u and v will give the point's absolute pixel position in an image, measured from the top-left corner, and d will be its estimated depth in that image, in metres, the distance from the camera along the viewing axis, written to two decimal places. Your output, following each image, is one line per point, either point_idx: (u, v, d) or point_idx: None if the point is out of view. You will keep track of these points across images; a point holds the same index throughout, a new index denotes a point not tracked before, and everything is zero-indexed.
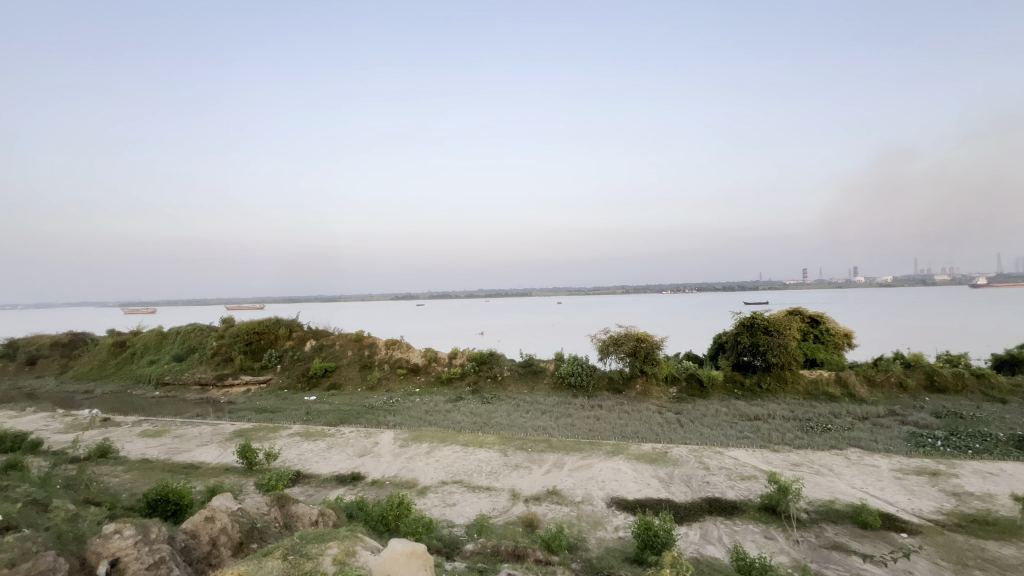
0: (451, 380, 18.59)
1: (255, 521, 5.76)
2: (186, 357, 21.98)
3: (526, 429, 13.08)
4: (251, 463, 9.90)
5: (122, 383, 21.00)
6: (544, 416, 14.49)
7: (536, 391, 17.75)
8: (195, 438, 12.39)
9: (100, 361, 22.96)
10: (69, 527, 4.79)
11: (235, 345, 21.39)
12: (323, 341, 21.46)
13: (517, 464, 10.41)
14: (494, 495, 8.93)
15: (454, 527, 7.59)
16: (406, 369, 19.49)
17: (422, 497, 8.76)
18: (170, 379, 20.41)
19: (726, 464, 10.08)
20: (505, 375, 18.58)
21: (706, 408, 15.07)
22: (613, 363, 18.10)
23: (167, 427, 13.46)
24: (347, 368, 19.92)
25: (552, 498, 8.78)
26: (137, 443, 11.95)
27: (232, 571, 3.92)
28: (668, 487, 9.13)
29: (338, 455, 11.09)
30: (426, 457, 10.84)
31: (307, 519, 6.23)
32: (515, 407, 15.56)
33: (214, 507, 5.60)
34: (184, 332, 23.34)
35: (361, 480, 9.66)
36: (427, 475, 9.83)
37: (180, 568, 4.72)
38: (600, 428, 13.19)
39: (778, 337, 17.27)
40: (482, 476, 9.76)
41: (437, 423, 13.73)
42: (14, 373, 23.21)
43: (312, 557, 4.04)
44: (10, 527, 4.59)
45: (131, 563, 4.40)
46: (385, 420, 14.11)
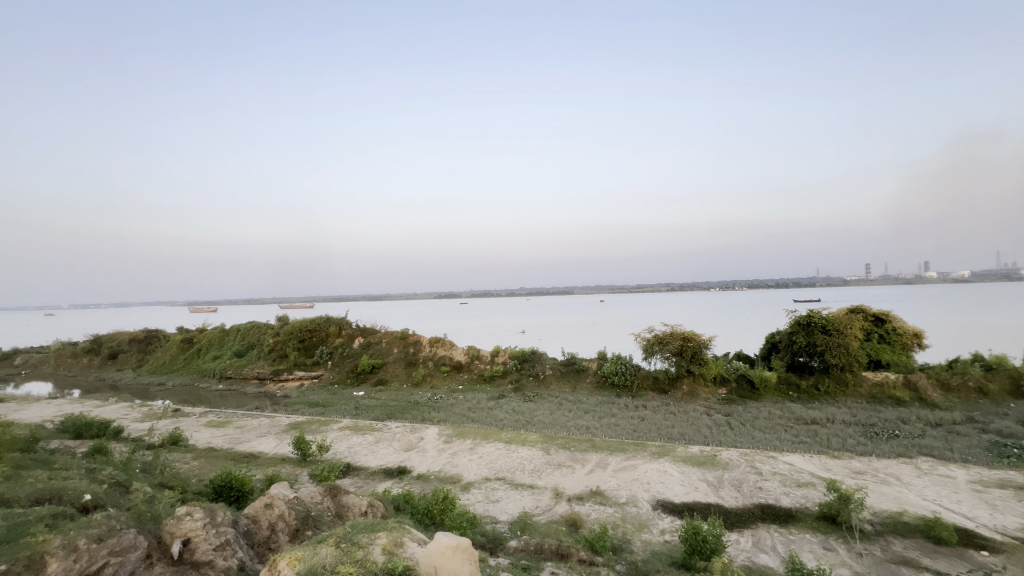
0: (493, 377, 18.76)
1: (309, 510, 6.06)
2: (246, 353, 23.35)
3: (568, 428, 13.00)
4: (305, 454, 10.40)
5: (190, 377, 22.62)
6: (587, 415, 14.35)
7: (578, 389, 17.61)
8: (254, 430, 13.17)
9: (171, 356, 24.81)
10: (147, 508, 5.22)
11: (290, 341, 22.54)
12: (370, 339, 22.20)
13: (559, 463, 10.37)
14: (538, 493, 8.93)
15: (497, 523, 7.67)
16: (450, 366, 19.82)
17: (465, 493, 8.91)
18: (232, 373, 21.79)
19: (781, 470, 9.60)
20: (547, 374, 18.55)
21: (758, 410, 14.42)
22: (658, 363, 17.66)
23: (230, 419, 14.38)
24: (393, 365, 20.54)
25: (595, 498, 8.70)
26: (204, 433, 12.84)
27: (289, 556, 4.13)
28: (718, 491, 8.81)
29: (385, 449, 11.46)
30: (469, 453, 11.02)
31: (357, 509, 6.47)
32: (557, 406, 15.50)
33: (273, 495, 5.92)
34: (243, 329, 24.80)
35: (407, 474, 9.93)
36: (471, 471, 9.99)
37: (242, 551, 5.04)
38: (645, 429, 12.90)
39: (838, 337, 16.26)
40: (525, 474, 9.79)
41: (480, 420, 13.90)
42: (98, 366, 25.48)
43: (362, 546, 4.17)
44: (97, 505, 5.05)
45: (200, 543, 4.75)
46: (430, 416, 14.44)
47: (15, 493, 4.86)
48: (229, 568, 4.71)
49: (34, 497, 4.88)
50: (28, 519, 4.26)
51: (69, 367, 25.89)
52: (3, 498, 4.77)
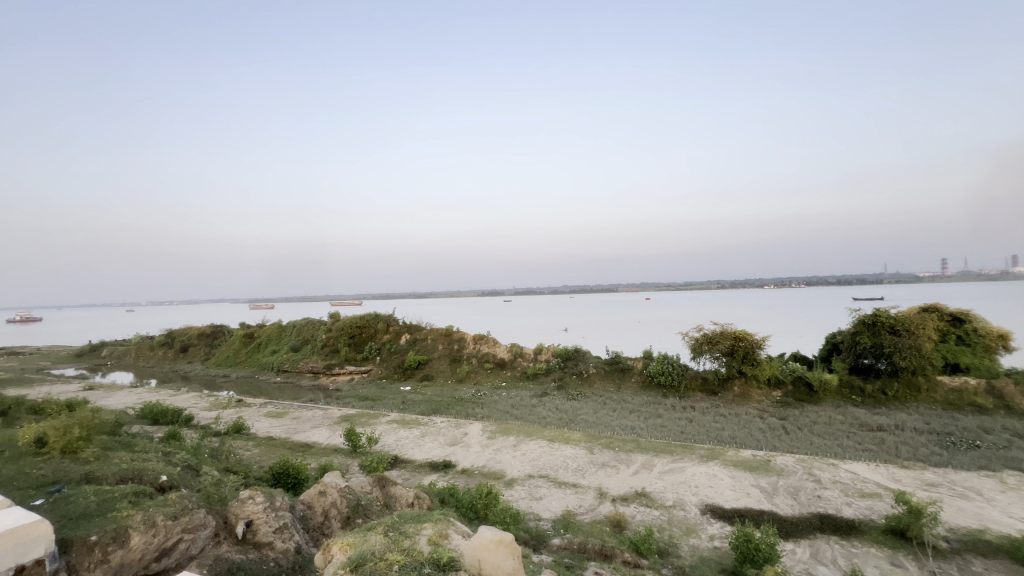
0: (536, 375, 18.79)
1: (360, 499, 6.33)
2: (301, 348, 24.60)
3: (612, 427, 12.82)
4: (356, 445, 10.85)
5: (251, 369, 24.12)
6: (631, 415, 14.09)
7: (623, 389, 17.31)
8: (309, 421, 13.87)
9: (234, 350, 26.53)
10: (215, 490, 5.63)
11: (342, 337, 23.53)
12: (417, 335, 22.80)
13: (604, 462, 10.24)
14: (581, 492, 8.87)
15: (540, 520, 7.69)
16: (493, 363, 20.01)
17: (509, 489, 8.98)
18: (289, 367, 23.04)
19: (842, 478, 9.02)
20: (591, 373, 18.35)
21: (816, 415, 13.63)
22: (707, 363, 17.06)
23: (287, 410, 15.22)
24: (438, 361, 21.00)
25: (640, 500, 8.53)
26: (264, 423, 13.66)
27: (341, 542, 4.33)
28: (771, 498, 8.41)
29: (431, 443, 11.75)
30: (513, 450, 11.09)
31: (404, 501, 6.69)
32: (601, 405, 15.31)
33: (326, 483, 6.22)
34: (299, 325, 26.13)
35: (452, 468, 10.14)
36: (514, 467, 10.06)
37: (299, 534, 5.34)
38: (693, 431, 12.50)
39: (908, 338, 15.06)
40: (568, 473, 9.74)
41: (523, 417, 13.96)
42: (171, 358, 27.63)
43: (408, 536, 4.29)
44: (172, 485, 5.50)
45: (262, 525, 5.07)
46: (473, 412, 14.65)
47: (104, 472, 5.38)
48: (288, 550, 4.99)
49: (119, 475, 5.38)
50: (115, 495, 4.70)
51: (147, 358, 28.25)
52: (94, 476, 5.29)
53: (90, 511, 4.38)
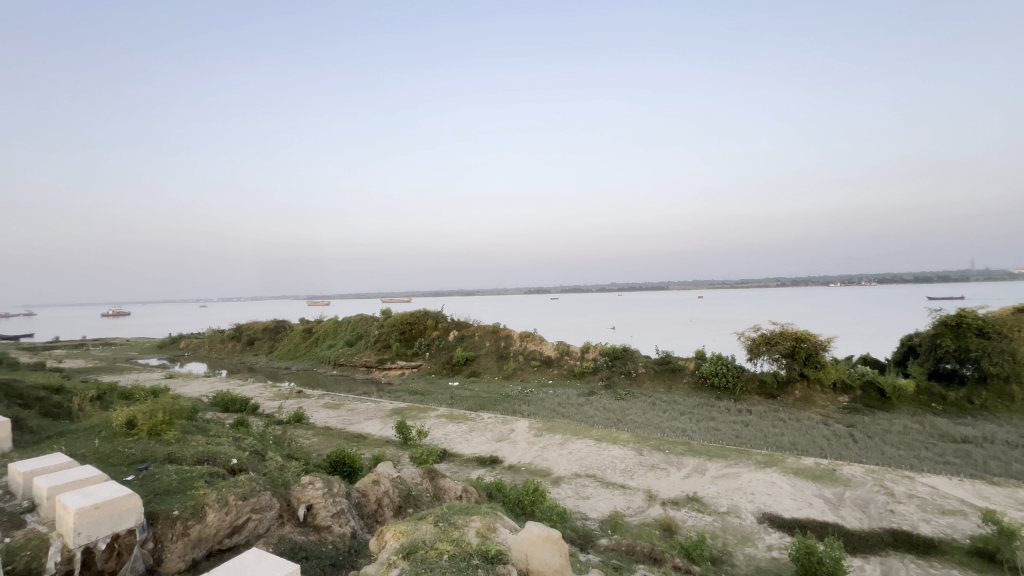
0: (583, 374, 18.60)
1: (411, 489, 6.54)
2: (356, 343, 25.67)
3: (662, 429, 12.46)
4: (407, 438, 11.20)
5: (310, 362, 25.48)
6: (683, 417, 13.65)
7: (674, 390, 16.80)
8: (363, 413, 14.48)
9: (295, 344, 28.12)
10: (279, 475, 6.00)
11: (393, 333, 24.37)
12: (464, 332, 23.21)
13: (653, 464, 10.00)
14: (629, 493, 8.71)
15: (587, 520, 7.62)
16: (540, 361, 20.01)
17: (556, 487, 8.96)
18: (344, 361, 24.15)
19: (920, 493, 8.30)
20: (640, 373, 17.94)
21: (889, 423, 12.60)
22: (765, 365, 16.21)
23: (342, 401, 15.98)
24: (486, 357, 21.27)
25: (692, 505, 8.26)
26: (322, 413, 14.41)
27: (394, 529, 4.49)
28: (837, 510, 7.88)
29: (478, 438, 11.93)
30: (559, 448, 11.06)
31: (453, 493, 6.85)
32: (650, 406, 14.93)
33: (379, 473, 6.47)
34: (353, 321, 27.28)
35: (499, 464, 10.26)
36: (561, 466, 10.04)
37: (355, 520, 5.59)
38: (750, 435, 11.93)
39: (999, 342, 13.67)
40: (616, 473, 9.59)
41: (570, 416, 13.88)
42: (240, 351, 29.70)
43: (458, 527, 4.38)
44: (242, 468, 5.93)
45: (321, 510, 5.34)
46: (520, 409, 14.73)
47: (184, 453, 5.86)
48: (345, 534, 5.25)
49: (197, 456, 5.86)
50: (193, 475, 5.14)
51: (219, 351, 30.51)
52: (175, 456, 5.78)
53: (173, 487, 4.81)
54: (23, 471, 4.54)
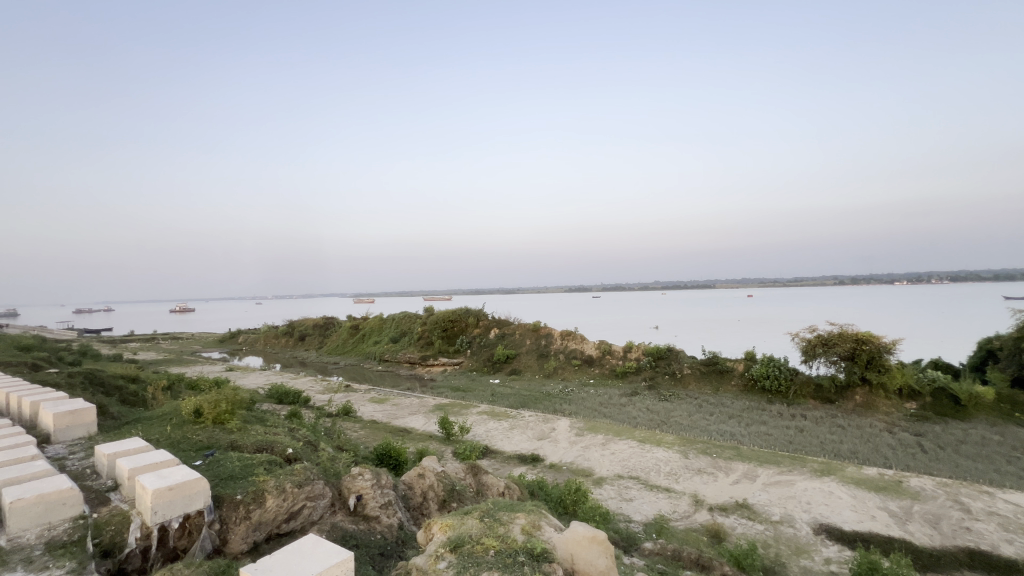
0: (626, 374, 18.28)
1: (454, 484, 6.66)
2: (400, 340, 26.38)
3: (710, 432, 12.06)
4: (449, 433, 11.41)
5: (357, 358, 26.42)
6: (731, 421, 13.14)
7: (721, 392, 16.20)
8: (407, 407, 14.87)
9: (343, 340, 29.22)
10: (331, 465, 6.27)
11: (436, 330, 24.85)
12: (505, 330, 23.34)
13: (700, 468, 9.69)
14: (674, 497, 8.48)
15: (631, 522, 7.49)
16: (581, 360, 19.82)
17: (598, 488, 8.87)
18: (389, 357, 24.87)
19: (1001, 510, 7.61)
20: (685, 374, 17.41)
21: (964, 433, 11.62)
22: (822, 368, 15.34)
23: (388, 396, 16.47)
24: (526, 356, 21.32)
25: (742, 512, 7.94)
26: (368, 407, 14.91)
27: (440, 522, 4.59)
28: (904, 524, 7.35)
29: (520, 436, 11.99)
30: (601, 448, 10.93)
31: (495, 489, 6.92)
32: (697, 408, 14.47)
33: (424, 467, 6.61)
34: (397, 318, 28.03)
35: (540, 462, 10.25)
36: (603, 466, 9.91)
37: (402, 512, 5.75)
38: (804, 442, 11.33)
39: None
40: (661, 476, 9.36)
41: (612, 416, 13.67)
42: (292, 346, 31.21)
43: (503, 523, 4.41)
44: (297, 457, 6.23)
45: (370, 500, 5.54)
46: (561, 408, 14.65)
47: (245, 441, 6.22)
48: (392, 525, 5.41)
49: (256, 445, 6.21)
50: (254, 462, 5.44)
51: (273, 345, 32.19)
52: (237, 444, 6.14)
53: (236, 473, 5.12)
54: (108, 453, 4.97)
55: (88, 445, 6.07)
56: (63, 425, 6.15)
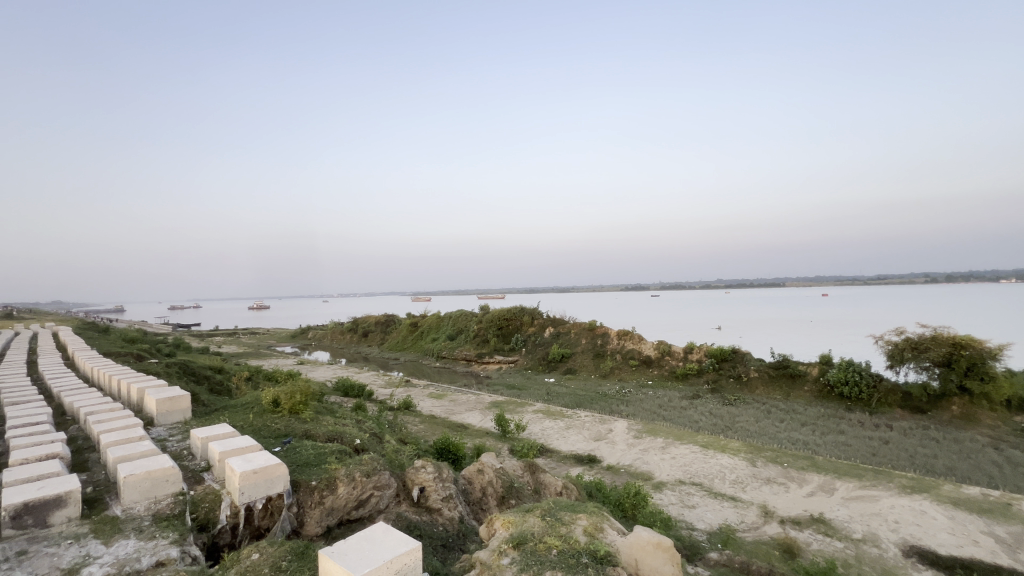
0: (686, 375, 17.58)
1: (512, 481, 6.71)
2: (457, 337, 26.98)
3: (780, 440, 11.33)
4: (505, 430, 11.52)
5: (415, 354, 27.33)
6: (804, 428, 12.26)
7: (792, 397, 15.18)
8: (464, 404, 15.17)
9: (402, 337, 30.33)
10: (395, 457, 6.51)
11: (491, 329, 25.19)
12: (560, 329, 23.22)
13: (770, 478, 9.13)
14: (741, 507, 8.04)
15: (694, 530, 7.20)
16: (639, 361, 19.29)
17: (658, 492, 8.59)
18: (446, 354, 25.53)
19: None
20: (752, 377, 16.46)
21: None
22: (911, 375, 13.94)
23: (445, 392, 16.90)
24: (582, 355, 21.08)
25: (817, 527, 7.39)
26: (427, 402, 15.38)
27: (502, 518, 4.63)
28: (1015, 553, 6.52)
29: (575, 436, 11.87)
30: (661, 452, 10.59)
31: (553, 489, 6.92)
32: (765, 414, 13.65)
33: (483, 462, 6.70)
34: (454, 317, 28.67)
35: (597, 463, 10.10)
36: (663, 471, 9.59)
37: (462, 506, 5.88)
38: (890, 454, 10.36)
39: None
40: (726, 484, 8.92)
41: (672, 419, 13.20)
42: (356, 342, 32.82)
43: (565, 523, 4.38)
44: (364, 448, 6.53)
45: (433, 493, 5.70)
46: (618, 409, 14.36)
47: (317, 430, 6.62)
48: (453, 518, 5.54)
49: (327, 434, 6.58)
50: (326, 451, 5.78)
51: (339, 341, 34.04)
52: (311, 433, 6.54)
53: (310, 460, 5.45)
54: (202, 437, 5.47)
55: (184, 428, 6.71)
56: (163, 410, 6.83)
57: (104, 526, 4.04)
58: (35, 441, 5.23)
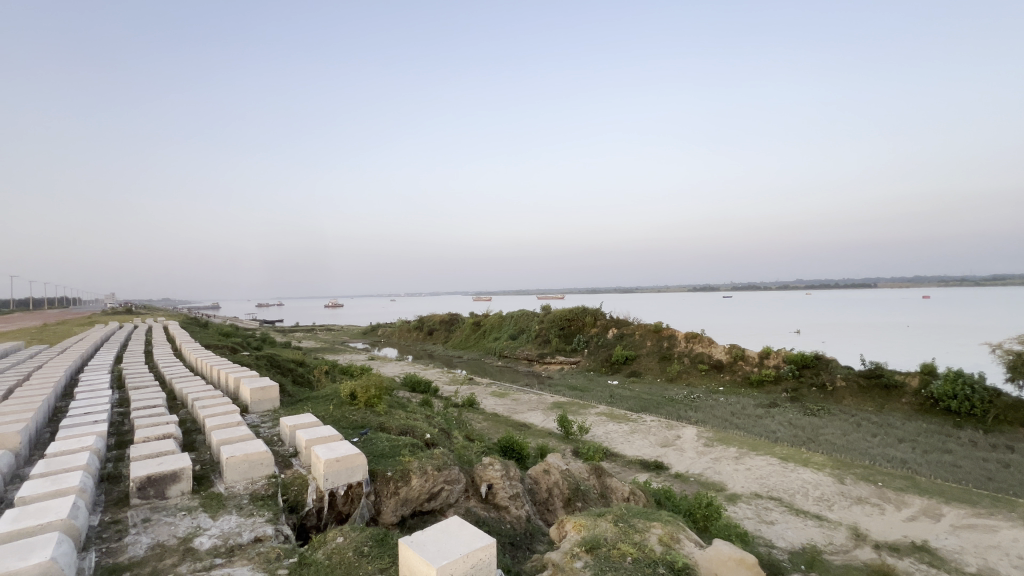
0: (762, 382, 16.47)
1: (578, 484, 6.64)
2: (518, 337, 27.16)
3: (873, 456, 10.30)
4: (568, 431, 11.43)
5: (478, 353, 27.86)
6: (901, 445, 11.05)
7: (887, 410, 13.75)
8: (527, 403, 15.22)
9: (465, 335, 31.04)
10: (462, 453, 6.67)
11: (553, 329, 25.13)
12: (624, 330, 22.65)
13: (861, 498, 8.32)
14: (828, 528, 7.39)
15: (773, 548, 6.74)
16: (708, 365, 18.35)
17: (732, 505, 8.12)
18: (508, 353, 25.81)
19: None
20: (838, 386, 15.11)
21: None
22: None
23: (508, 391, 17.10)
24: (647, 358, 20.44)
25: (920, 555, 6.63)
26: (491, 401, 15.61)
27: (574, 521, 4.57)
28: None
29: (641, 441, 11.52)
30: (734, 462, 10.01)
31: (620, 494, 6.81)
32: (854, 427, 12.46)
33: (549, 463, 6.69)
34: (516, 316, 28.85)
35: (664, 470, 9.75)
36: (736, 482, 9.06)
37: (529, 505, 5.90)
38: (1011, 480, 9.07)
39: None
40: (809, 501, 8.25)
41: (745, 428, 12.44)
42: (422, 339, 34.05)
43: (639, 531, 4.25)
44: (433, 442, 6.74)
45: (500, 491, 5.77)
46: (686, 415, 13.77)
47: (391, 424, 6.93)
48: (521, 517, 5.58)
49: (400, 428, 6.86)
50: (400, 443, 6.04)
51: (406, 339, 35.47)
52: (385, 426, 6.86)
53: (385, 452, 5.71)
54: (290, 425, 5.92)
55: (274, 416, 7.30)
56: (257, 399, 7.48)
57: (211, 501, 4.49)
58: (154, 422, 5.92)
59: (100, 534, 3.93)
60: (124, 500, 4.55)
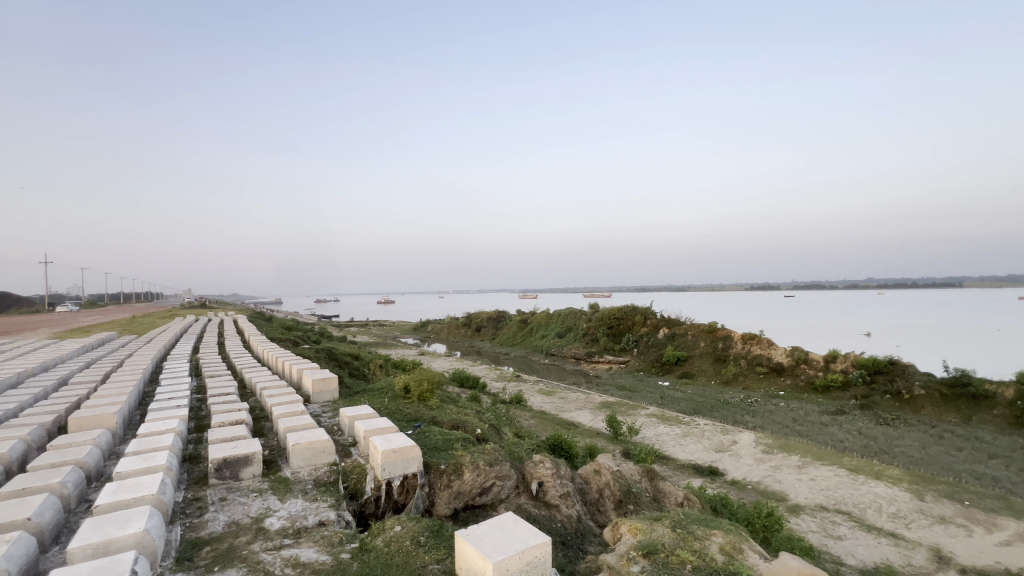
0: (828, 388, 15.43)
1: (630, 486, 6.50)
2: (566, 335, 26.96)
3: (958, 472, 9.38)
4: (617, 432, 11.21)
5: (525, 350, 27.94)
6: (992, 461, 10.00)
7: (974, 422, 12.49)
8: (575, 402, 15.09)
9: (513, 332, 31.21)
10: (513, 449, 6.70)
11: (601, 327, 24.75)
12: (676, 330, 21.93)
13: (945, 517, 7.60)
14: (905, 547, 6.81)
15: (842, 566, 6.30)
16: (767, 368, 17.42)
17: (794, 516, 7.67)
18: (555, 351, 25.71)
19: None
20: (916, 394, 13.88)
21: None
22: None
23: (556, 389, 17.02)
24: (700, 359, 19.69)
25: None
26: (538, 398, 15.61)
27: (629, 524, 4.46)
28: None
29: (694, 444, 11.12)
30: (796, 472, 9.44)
31: (673, 498, 6.62)
32: (935, 439, 11.41)
33: (600, 463, 6.60)
34: (563, 315, 28.64)
35: (720, 476, 9.36)
36: (799, 492, 8.55)
37: (580, 505, 5.84)
38: None
39: None
40: (883, 517, 7.65)
41: (809, 436, 11.71)
42: (470, 336, 34.56)
43: (698, 538, 4.09)
44: (484, 437, 6.82)
45: (551, 489, 5.75)
46: (743, 419, 13.16)
47: (443, 418, 7.08)
48: (571, 516, 5.55)
49: (452, 422, 7.00)
50: (452, 437, 6.15)
51: (454, 335, 36.14)
52: (438, 420, 7.01)
53: (438, 446, 5.84)
54: (349, 415, 6.17)
55: (334, 407, 7.65)
56: (317, 390, 7.87)
57: (279, 484, 4.77)
58: (228, 408, 6.38)
59: (184, 510, 4.28)
60: (204, 479, 4.92)
